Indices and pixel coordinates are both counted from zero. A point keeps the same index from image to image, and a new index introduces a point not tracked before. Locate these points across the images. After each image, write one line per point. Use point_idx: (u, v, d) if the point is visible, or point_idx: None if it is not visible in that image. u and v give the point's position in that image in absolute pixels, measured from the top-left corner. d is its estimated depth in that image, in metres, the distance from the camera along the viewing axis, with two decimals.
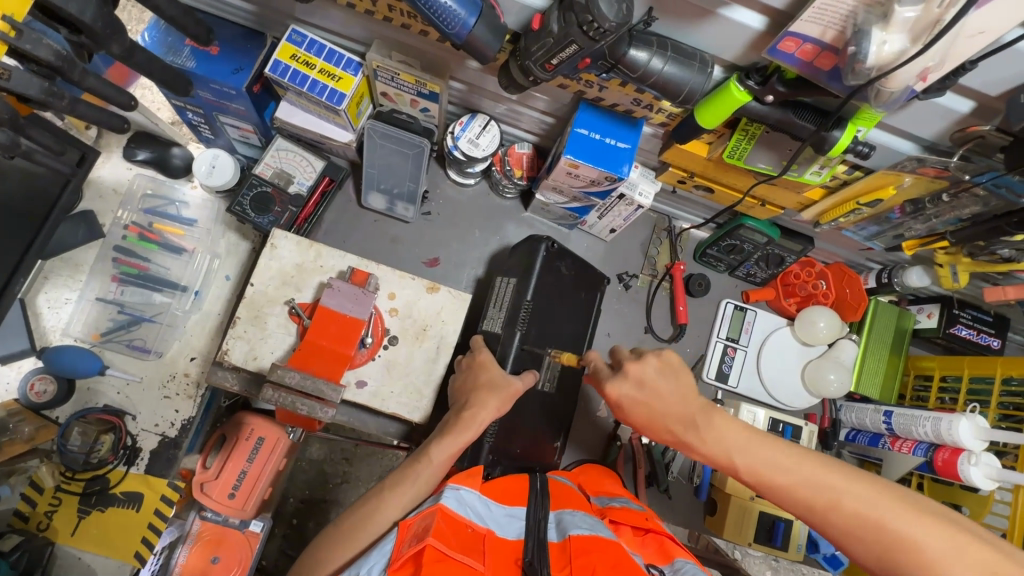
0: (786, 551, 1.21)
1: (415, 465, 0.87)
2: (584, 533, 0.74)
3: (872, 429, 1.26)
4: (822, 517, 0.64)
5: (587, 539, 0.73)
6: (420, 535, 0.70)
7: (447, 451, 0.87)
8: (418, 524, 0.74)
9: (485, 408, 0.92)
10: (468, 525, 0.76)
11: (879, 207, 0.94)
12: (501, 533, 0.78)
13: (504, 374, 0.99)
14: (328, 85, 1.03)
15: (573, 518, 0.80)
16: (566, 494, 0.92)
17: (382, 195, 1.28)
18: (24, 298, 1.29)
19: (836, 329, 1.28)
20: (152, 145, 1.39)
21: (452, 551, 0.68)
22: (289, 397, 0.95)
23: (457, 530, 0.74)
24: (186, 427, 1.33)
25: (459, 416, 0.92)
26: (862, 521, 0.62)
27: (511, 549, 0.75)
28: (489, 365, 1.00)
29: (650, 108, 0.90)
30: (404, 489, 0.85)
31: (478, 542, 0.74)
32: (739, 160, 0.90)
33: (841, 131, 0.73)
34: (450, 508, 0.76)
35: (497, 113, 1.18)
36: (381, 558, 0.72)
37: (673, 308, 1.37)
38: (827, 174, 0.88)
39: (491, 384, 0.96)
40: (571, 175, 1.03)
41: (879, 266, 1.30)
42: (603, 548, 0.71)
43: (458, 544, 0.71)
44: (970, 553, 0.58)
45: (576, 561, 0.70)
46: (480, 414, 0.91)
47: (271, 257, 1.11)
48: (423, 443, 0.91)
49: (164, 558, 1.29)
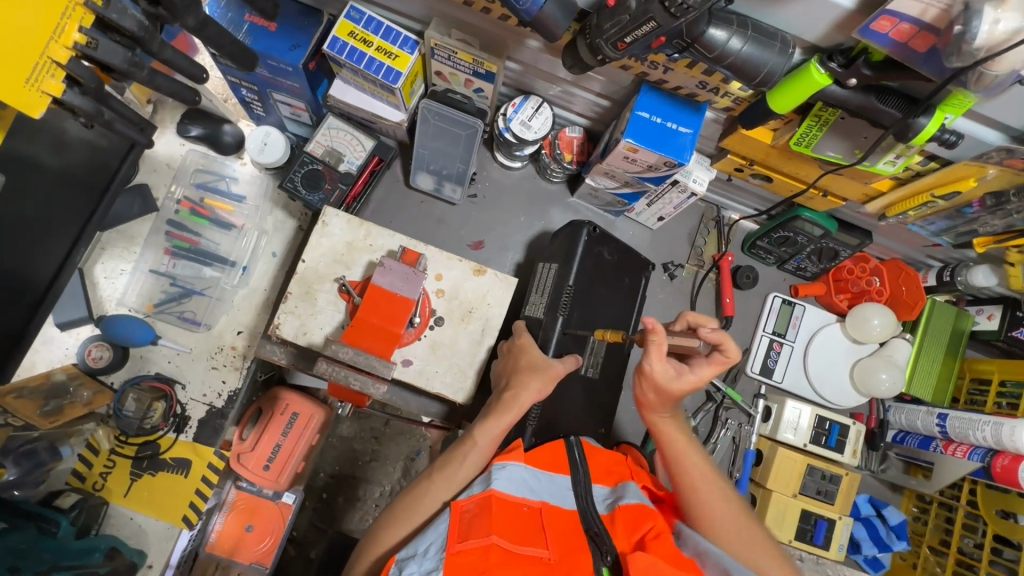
0: (828, 551, 1.20)
1: (462, 446, 0.88)
2: (633, 502, 0.82)
3: (924, 432, 1.23)
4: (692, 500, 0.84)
5: (636, 507, 0.82)
6: (479, 529, 0.75)
7: (494, 429, 0.88)
8: (475, 508, 0.79)
9: (526, 390, 0.92)
10: (523, 505, 0.80)
11: (955, 200, 0.89)
12: (556, 503, 0.83)
13: (545, 357, 0.99)
14: (385, 63, 1.03)
15: (622, 490, 0.88)
16: (603, 462, 0.97)
17: (430, 175, 1.27)
18: (82, 268, 1.34)
19: (891, 329, 1.24)
20: (204, 121, 1.41)
21: (519, 546, 0.73)
22: (343, 370, 0.97)
23: (514, 513, 0.78)
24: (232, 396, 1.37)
25: (500, 399, 0.92)
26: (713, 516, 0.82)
27: (568, 521, 0.81)
28: (529, 348, 1.00)
29: (716, 92, 0.88)
30: (454, 470, 0.86)
31: (537, 522, 0.78)
32: (807, 148, 0.87)
33: (927, 118, 0.70)
34: (501, 493, 0.80)
35: (550, 95, 1.16)
36: (438, 535, 0.76)
37: (719, 300, 1.34)
38: (901, 165, 0.85)
39: (532, 367, 0.96)
40: (628, 159, 1.01)
41: (940, 264, 1.24)
42: (649, 516, 0.80)
43: (521, 532, 0.76)
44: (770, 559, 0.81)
45: (634, 529, 0.78)
46: (525, 402, 0.91)
47: (322, 234, 1.12)
48: (471, 426, 0.91)
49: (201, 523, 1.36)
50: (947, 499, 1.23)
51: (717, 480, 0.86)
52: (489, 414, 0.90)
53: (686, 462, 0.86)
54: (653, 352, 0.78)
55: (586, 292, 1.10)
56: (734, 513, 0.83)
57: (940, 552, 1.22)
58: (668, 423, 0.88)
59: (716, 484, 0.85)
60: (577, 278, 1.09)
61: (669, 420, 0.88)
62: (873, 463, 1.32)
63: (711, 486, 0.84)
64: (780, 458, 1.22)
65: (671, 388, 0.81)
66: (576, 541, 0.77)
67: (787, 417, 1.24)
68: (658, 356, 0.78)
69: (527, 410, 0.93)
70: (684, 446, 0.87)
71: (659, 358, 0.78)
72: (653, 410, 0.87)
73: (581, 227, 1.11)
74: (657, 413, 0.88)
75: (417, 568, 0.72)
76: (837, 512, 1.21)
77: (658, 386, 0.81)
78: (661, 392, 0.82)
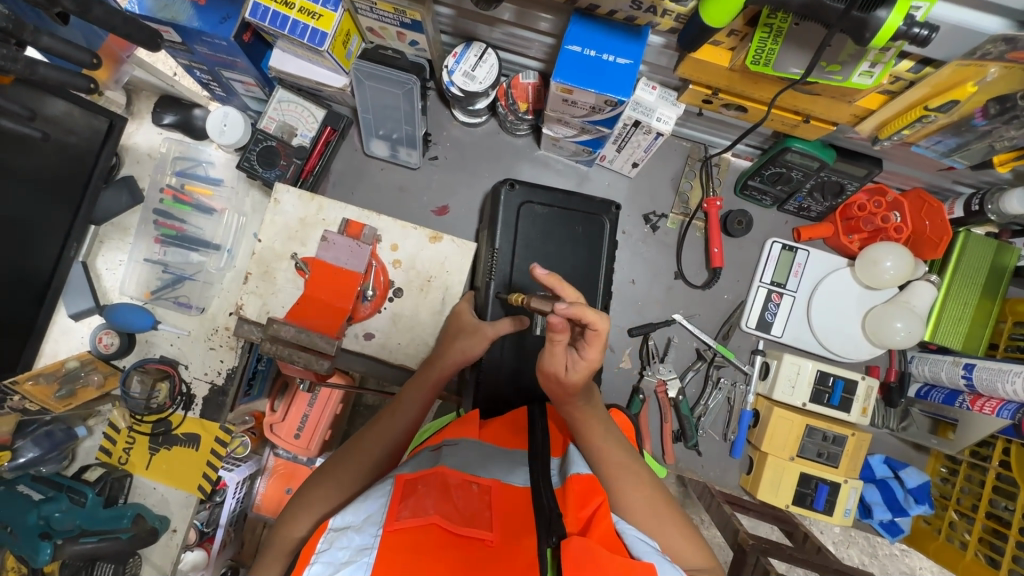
0: (831, 516, 1.10)
1: (394, 408, 0.94)
2: (583, 474, 0.80)
3: (949, 384, 1.08)
4: (607, 470, 0.85)
5: (586, 480, 0.79)
6: (419, 507, 0.72)
7: (425, 384, 0.96)
8: (417, 484, 0.77)
9: (453, 352, 0.98)
10: (472, 482, 0.79)
11: (955, 112, 0.74)
12: (506, 479, 0.81)
13: (476, 321, 1.03)
14: (309, 25, 0.97)
15: (573, 460, 0.84)
16: (562, 431, 0.95)
17: (384, 141, 1.23)
18: (84, 261, 1.37)
19: (907, 271, 1.07)
20: (176, 108, 1.41)
21: (459, 527, 0.70)
22: (287, 349, 0.95)
23: (459, 490, 0.77)
24: (253, 379, 1.45)
25: (430, 359, 1.00)
26: (624, 485, 0.84)
27: (517, 496, 0.78)
28: (464, 312, 1.06)
29: (653, 11, 0.76)
30: (390, 426, 0.91)
31: (483, 501, 0.76)
32: (766, 67, 0.73)
33: (888, 10, 0.56)
34: (450, 471, 0.80)
35: (495, 40, 1.06)
36: (377, 510, 0.73)
37: (708, 250, 1.22)
38: (882, 74, 0.70)
39: (461, 331, 1.02)
40: (569, 102, 0.92)
41: (971, 190, 1.05)
42: (600, 493, 0.78)
43: (463, 513, 0.73)
44: (680, 532, 0.83)
45: (583, 504, 0.76)
46: (455, 362, 0.98)
47: (275, 212, 1.11)
48: (403, 390, 0.97)
49: (247, 487, 1.49)
50: (979, 460, 1.08)
51: (622, 451, 0.87)
52: (421, 377, 0.98)
53: (592, 440, 0.86)
54: (554, 349, 0.74)
55: (530, 255, 1.13)
56: (653, 497, 0.85)
57: (970, 517, 1.09)
58: (583, 410, 0.88)
59: (636, 470, 0.87)
60: (503, 240, 1.13)
61: (584, 406, 0.87)
62: (891, 421, 1.20)
63: (620, 457, 0.86)
64: (775, 419, 1.12)
65: (573, 381, 0.77)
66: (523, 517, 0.74)
67: (785, 375, 1.13)
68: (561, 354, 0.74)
69: (459, 371, 0.99)
70: (585, 422, 0.87)
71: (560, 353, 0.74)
72: (568, 402, 0.86)
73: (500, 187, 1.13)
74: (569, 403, 0.86)
75: (351, 542, 0.68)
76: (843, 475, 1.11)
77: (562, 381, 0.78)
78: (563, 386, 0.79)
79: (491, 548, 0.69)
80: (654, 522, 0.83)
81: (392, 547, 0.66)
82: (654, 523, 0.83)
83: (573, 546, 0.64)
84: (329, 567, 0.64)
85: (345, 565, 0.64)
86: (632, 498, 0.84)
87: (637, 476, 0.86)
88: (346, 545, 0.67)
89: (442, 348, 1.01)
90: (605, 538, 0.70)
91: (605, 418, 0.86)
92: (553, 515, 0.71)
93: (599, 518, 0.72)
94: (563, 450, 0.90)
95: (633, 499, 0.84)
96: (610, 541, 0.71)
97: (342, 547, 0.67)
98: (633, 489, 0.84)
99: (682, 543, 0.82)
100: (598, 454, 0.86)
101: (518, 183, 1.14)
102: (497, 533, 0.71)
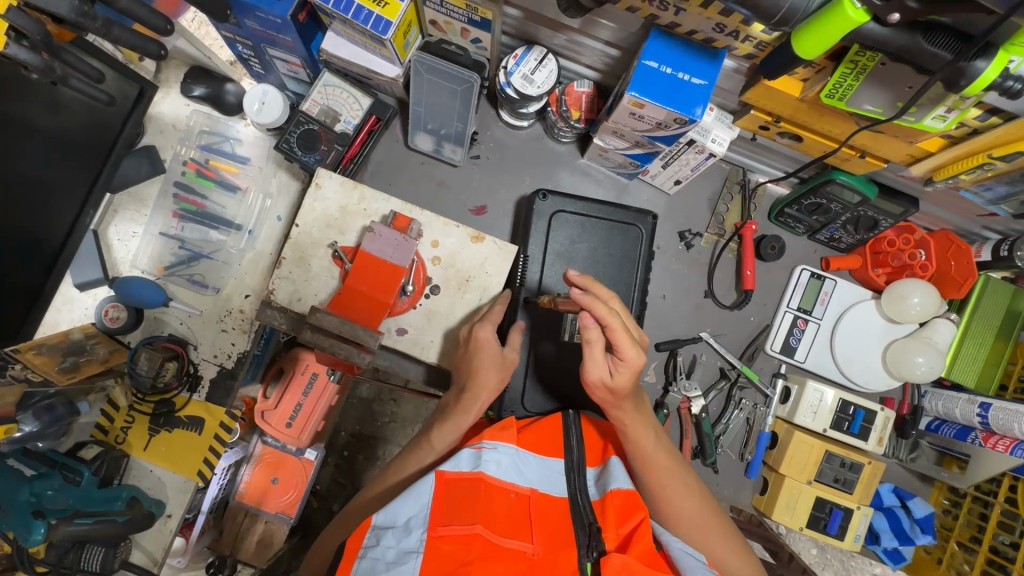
0: (842, 540, 1.13)
1: (416, 451, 0.91)
2: (624, 488, 0.79)
3: (962, 421, 1.12)
4: (649, 477, 0.85)
5: (628, 494, 0.78)
6: (462, 514, 0.70)
7: (452, 426, 0.91)
8: (458, 487, 0.74)
9: (482, 391, 0.92)
10: (511, 489, 0.76)
11: (1016, 162, 0.77)
12: (546, 489, 0.79)
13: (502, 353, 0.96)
14: (374, 12, 0.94)
15: (610, 472, 0.83)
16: (598, 439, 0.94)
17: (429, 135, 1.22)
18: (95, 230, 1.28)
19: (932, 308, 1.11)
20: (207, 80, 1.34)
21: (499, 536, 0.68)
22: (329, 341, 0.97)
23: (498, 497, 0.74)
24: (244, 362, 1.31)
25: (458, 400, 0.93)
26: (666, 494, 0.84)
27: (557, 509, 0.76)
28: (487, 345, 0.96)
29: (736, 36, 0.77)
30: (408, 473, 0.89)
31: (523, 508, 0.74)
32: (840, 101, 0.76)
33: (986, 61, 0.59)
34: (491, 476, 0.76)
35: (556, 45, 1.06)
36: (420, 508, 0.72)
37: (739, 272, 1.25)
38: (954, 120, 0.73)
39: (486, 368, 0.94)
40: (635, 116, 0.92)
41: (998, 236, 1.10)
42: (640, 508, 0.77)
43: (503, 520, 0.71)
44: (721, 543, 0.83)
45: (623, 519, 0.75)
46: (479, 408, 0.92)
47: (315, 197, 1.08)
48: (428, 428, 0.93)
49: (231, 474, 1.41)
50: (983, 495, 1.13)
51: (667, 457, 0.86)
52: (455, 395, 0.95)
53: (640, 447, 0.85)
54: (592, 353, 0.74)
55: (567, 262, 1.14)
56: (696, 505, 0.85)
57: (969, 548, 1.13)
58: (633, 415, 0.84)
59: (678, 479, 0.86)
60: (536, 246, 1.15)
61: (634, 415, 0.84)
62: (902, 453, 1.24)
63: (666, 463, 0.86)
64: (795, 443, 1.15)
65: (621, 382, 0.76)
66: (562, 530, 0.72)
67: (808, 402, 1.15)
68: (595, 355, 0.73)
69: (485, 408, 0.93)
70: (634, 429, 0.84)
71: (593, 355, 0.74)
72: (617, 406, 0.82)
73: (532, 196, 1.16)
74: (617, 406, 0.82)
75: (396, 542, 0.68)
76: (856, 501, 1.14)
77: (604, 385, 0.76)
78: (610, 389, 0.77)
79: (533, 563, 0.67)
80: (694, 531, 0.83)
81: (436, 556, 0.65)
82: (694, 532, 0.83)
83: (612, 562, 0.65)
84: (378, 565, 0.65)
85: (393, 566, 0.65)
86: (673, 509, 0.84)
87: (683, 486, 0.85)
88: (390, 545, 0.67)
89: (473, 357, 0.96)
90: (645, 556, 0.70)
91: (650, 427, 0.86)
92: (591, 529, 0.72)
93: (638, 536, 0.72)
94: (600, 460, 0.89)
95: (675, 509, 0.84)
96: (650, 558, 0.71)
97: (388, 546, 0.67)
98: (676, 499, 0.84)
99: (724, 553, 0.83)
100: (643, 460, 0.85)
101: (550, 193, 1.16)
102: (539, 546, 0.69)
